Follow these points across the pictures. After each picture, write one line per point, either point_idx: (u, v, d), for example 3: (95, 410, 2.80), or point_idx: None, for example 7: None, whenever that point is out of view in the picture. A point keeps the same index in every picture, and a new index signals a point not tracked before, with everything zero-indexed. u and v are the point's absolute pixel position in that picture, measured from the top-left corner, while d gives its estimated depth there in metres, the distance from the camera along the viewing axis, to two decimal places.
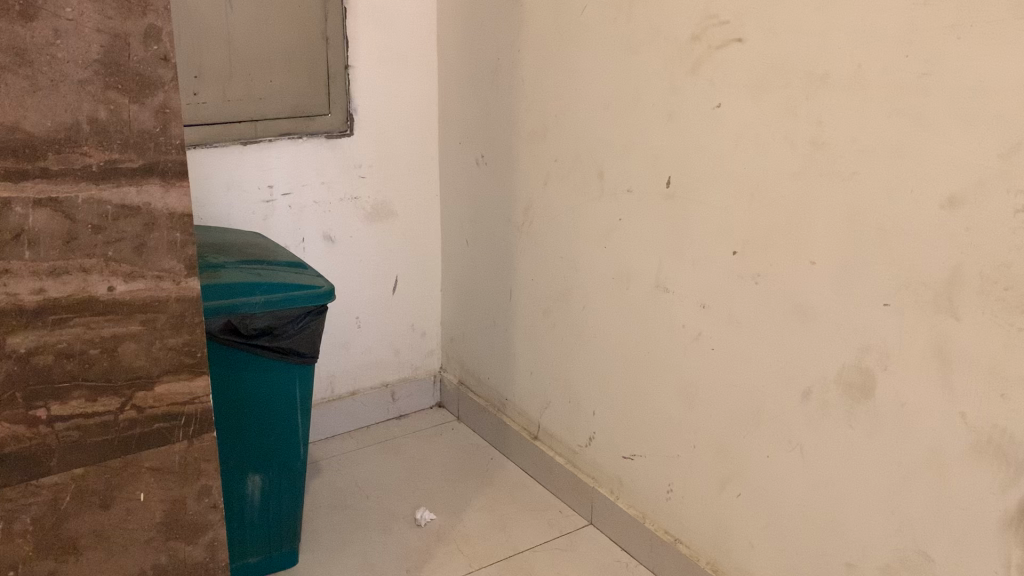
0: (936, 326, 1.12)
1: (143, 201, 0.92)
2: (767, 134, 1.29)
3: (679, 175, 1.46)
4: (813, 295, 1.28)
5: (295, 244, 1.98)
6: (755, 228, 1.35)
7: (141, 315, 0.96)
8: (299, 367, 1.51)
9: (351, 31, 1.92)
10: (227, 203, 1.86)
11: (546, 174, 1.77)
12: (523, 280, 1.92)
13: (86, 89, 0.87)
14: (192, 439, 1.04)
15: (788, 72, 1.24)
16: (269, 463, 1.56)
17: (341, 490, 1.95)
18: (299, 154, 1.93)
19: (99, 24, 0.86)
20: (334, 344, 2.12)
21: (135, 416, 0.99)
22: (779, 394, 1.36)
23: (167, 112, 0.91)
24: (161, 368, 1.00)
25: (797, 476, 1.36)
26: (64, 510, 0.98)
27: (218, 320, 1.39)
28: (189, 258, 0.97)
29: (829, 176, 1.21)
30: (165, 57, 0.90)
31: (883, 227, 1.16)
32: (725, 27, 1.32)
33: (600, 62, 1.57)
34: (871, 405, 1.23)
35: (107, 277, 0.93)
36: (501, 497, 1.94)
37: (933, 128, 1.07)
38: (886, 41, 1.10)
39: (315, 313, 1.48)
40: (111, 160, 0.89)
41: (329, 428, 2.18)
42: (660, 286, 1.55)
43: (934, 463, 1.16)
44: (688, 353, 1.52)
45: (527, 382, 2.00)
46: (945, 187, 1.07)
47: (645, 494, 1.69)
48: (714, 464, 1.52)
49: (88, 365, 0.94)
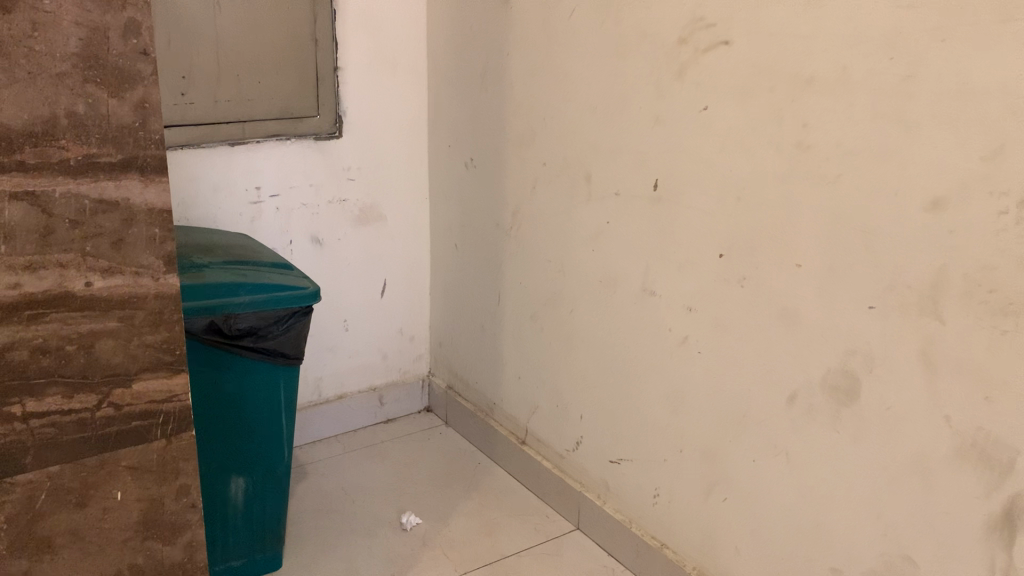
0: (920, 329, 1.12)
1: (122, 195, 0.92)
2: (752, 137, 1.29)
3: (666, 178, 1.46)
4: (798, 298, 1.27)
5: (283, 246, 1.98)
6: (741, 232, 1.34)
7: (118, 312, 0.95)
8: (283, 368, 1.50)
9: (341, 32, 1.91)
10: (214, 204, 1.85)
11: (535, 177, 1.77)
12: (511, 284, 1.92)
13: (64, 82, 0.86)
14: (170, 438, 1.04)
15: (774, 76, 1.24)
16: (252, 465, 1.55)
17: (327, 494, 1.94)
18: (287, 156, 1.92)
19: (78, 17, 0.85)
20: (322, 348, 2.11)
21: (112, 413, 0.98)
22: (765, 398, 1.36)
23: (147, 106, 0.91)
24: (139, 365, 0.99)
25: (783, 480, 1.35)
26: (39, 509, 0.96)
27: (201, 320, 1.38)
28: (167, 254, 0.97)
29: (814, 178, 1.21)
30: (145, 51, 0.90)
31: (868, 230, 1.16)
32: (711, 30, 1.32)
33: (588, 65, 1.57)
34: (856, 409, 1.22)
35: (85, 273, 0.92)
36: (488, 502, 1.93)
37: (918, 130, 1.07)
38: (870, 44, 1.11)
39: (300, 314, 1.48)
40: (89, 154, 0.89)
41: (316, 432, 2.17)
42: (647, 290, 1.54)
43: (918, 468, 1.15)
44: (674, 357, 1.52)
45: (514, 387, 1.99)
46: (929, 189, 1.07)
47: (632, 500, 1.68)
48: (701, 469, 1.51)
49: (65, 361, 0.93)
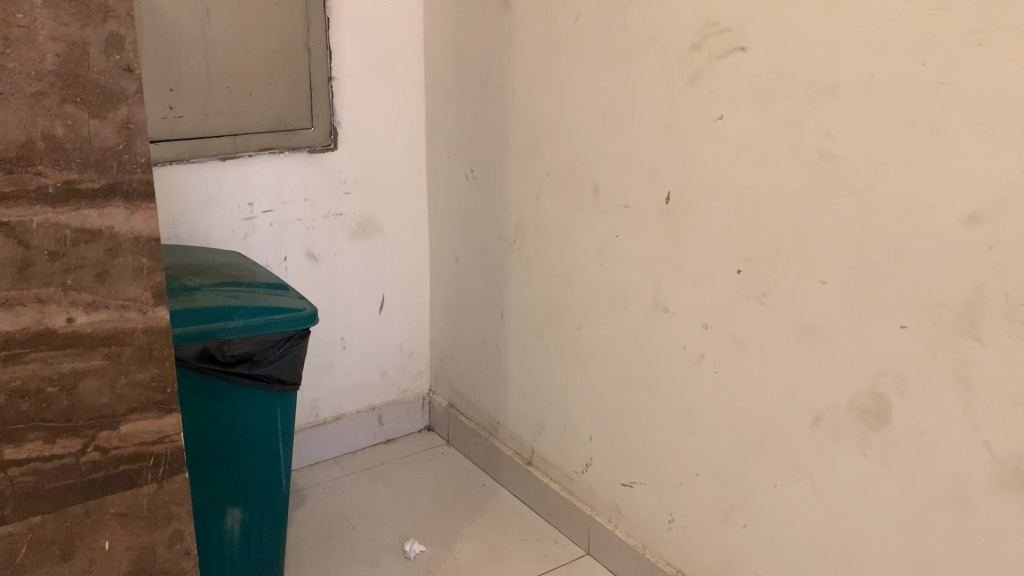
0: (956, 351, 1.06)
1: (105, 224, 0.85)
2: (772, 147, 1.22)
3: (678, 190, 1.39)
4: (821, 316, 1.20)
5: (277, 263, 1.90)
6: (759, 246, 1.27)
7: (104, 348, 0.88)
8: (280, 395, 1.44)
9: (335, 40, 1.85)
10: (205, 221, 1.78)
11: (539, 189, 1.70)
12: (515, 299, 1.85)
13: (40, 103, 0.80)
14: (162, 481, 0.97)
15: (793, 82, 1.17)
16: (249, 496, 1.48)
17: (326, 520, 1.87)
18: (280, 169, 1.85)
19: (55, 31, 0.79)
20: (319, 367, 2.04)
21: (98, 458, 0.91)
22: (787, 420, 1.29)
23: (132, 127, 0.85)
24: (127, 406, 0.92)
25: (807, 507, 1.29)
26: (20, 563, 0.89)
27: (193, 347, 1.30)
28: (156, 286, 0.90)
29: (837, 191, 1.15)
30: (129, 67, 0.84)
31: (898, 246, 1.09)
32: (726, 36, 1.25)
33: (595, 72, 1.50)
34: (887, 434, 1.15)
35: (67, 308, 0.85)
36: (494, 526, 1.86)
37: (953, 140, 1.01)
38: (899, 49, 1.04)
39: (297, 338, 1.41)
40: (69, 180, 0.82)
41: (314, 454, 2.10)
42: (659, 306, 1.48)
43: (954, 497, 1.09)
44: (689, 376, 1.45)
45: (519, 405, 1.92)
46: (964, 203, 1.01)
47: (645, 525, 1.62)
48: (718, 494, 1.44)
49: (46, 404, 0.86)
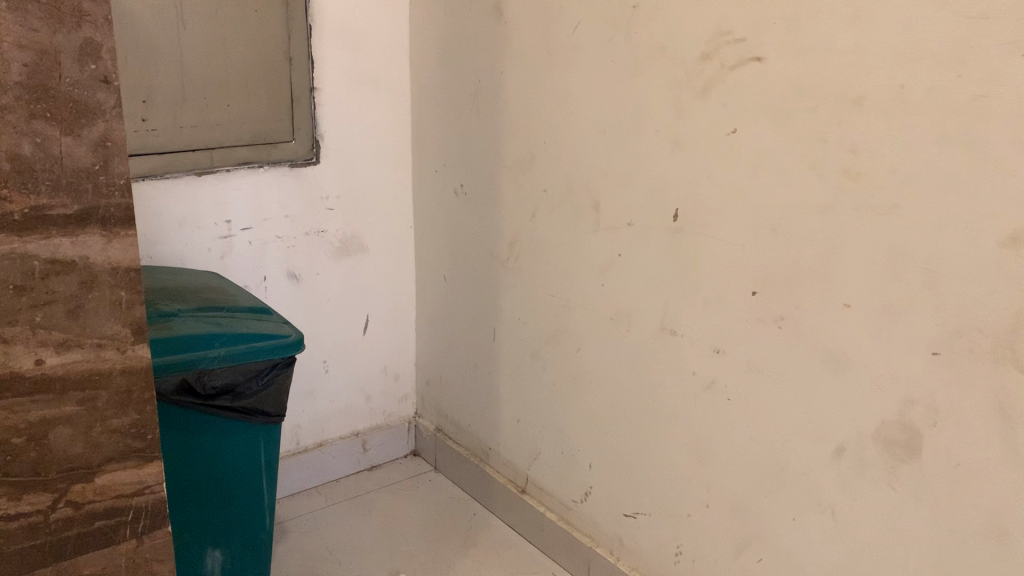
0: (995, 380, 0.99)
1: (79, 253, 0.79)
2: (791, 163, 1.15)
3: (687, 208, 1.32)
4: (845, 343, 1.14)
5: (256, 283, 1.80)
6: (775, 268, 1.21)
7: (77, 393, 0.83)
8: (264, 428, 1.34)
9: (317, 50, 1.76)
10: (180, 241, 1.67)
11: (534, 206, 1.63)
12: (508, 319, 1.77)
13: (6, 119, 0.73)
14: (142, 536, 0.92)
15: (814, 96, 1.11)
16: (231, 537, 1.38)
17: (310, 555, 1.77)
18: (259, 185, 1.75)
19: (22, 38, 0.72)
20: (301, 392, 1.94)
21: (71, 513, 0.86)
22: (806, 451, 1.22)
23: (109, 145, 0.78)
24: (103, 456, 0.87)
25: (825, 541, 1.22)
26: None
27: (171, 379, 1.21)
28: (135, 321, 0.85)
29: (864, 211, 1.08)
30: (105, 78, 0.77)
31: (930, 268, 1.03)
32: (740, 45, 1.19)
33: (595, 84, 1.43)
34: (917, 467, 1.09)
35: (35, 349, 0.79)
36: (488, 558, 1.77)
37: (991, 157, 0.95)
38: (932, 60, 0.98)
39: (281, 366, 1.32)
40: (38, 206, 0.76)
41: (294, 484, 1.99)
42: (667, 329, 1.41)
43: (994, 535, 1.02)
44: (699, 404, 1.38)
45: (513, 431, 1.84)
46: (1005, 222, 0.95)
47: (649, 557, 1.54)
48: (730, 526, 1.37)
49: (11, 457, 0.81)
